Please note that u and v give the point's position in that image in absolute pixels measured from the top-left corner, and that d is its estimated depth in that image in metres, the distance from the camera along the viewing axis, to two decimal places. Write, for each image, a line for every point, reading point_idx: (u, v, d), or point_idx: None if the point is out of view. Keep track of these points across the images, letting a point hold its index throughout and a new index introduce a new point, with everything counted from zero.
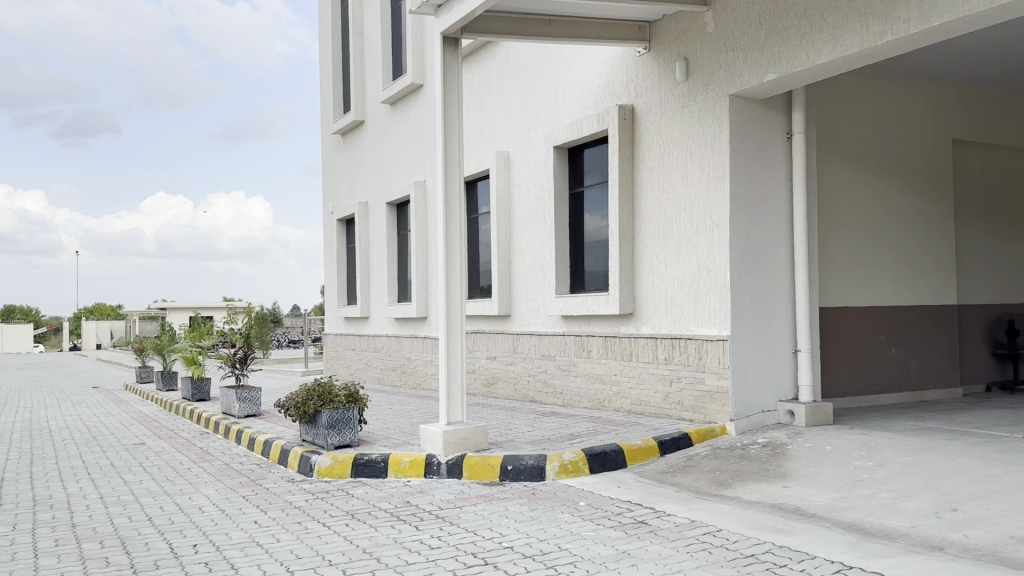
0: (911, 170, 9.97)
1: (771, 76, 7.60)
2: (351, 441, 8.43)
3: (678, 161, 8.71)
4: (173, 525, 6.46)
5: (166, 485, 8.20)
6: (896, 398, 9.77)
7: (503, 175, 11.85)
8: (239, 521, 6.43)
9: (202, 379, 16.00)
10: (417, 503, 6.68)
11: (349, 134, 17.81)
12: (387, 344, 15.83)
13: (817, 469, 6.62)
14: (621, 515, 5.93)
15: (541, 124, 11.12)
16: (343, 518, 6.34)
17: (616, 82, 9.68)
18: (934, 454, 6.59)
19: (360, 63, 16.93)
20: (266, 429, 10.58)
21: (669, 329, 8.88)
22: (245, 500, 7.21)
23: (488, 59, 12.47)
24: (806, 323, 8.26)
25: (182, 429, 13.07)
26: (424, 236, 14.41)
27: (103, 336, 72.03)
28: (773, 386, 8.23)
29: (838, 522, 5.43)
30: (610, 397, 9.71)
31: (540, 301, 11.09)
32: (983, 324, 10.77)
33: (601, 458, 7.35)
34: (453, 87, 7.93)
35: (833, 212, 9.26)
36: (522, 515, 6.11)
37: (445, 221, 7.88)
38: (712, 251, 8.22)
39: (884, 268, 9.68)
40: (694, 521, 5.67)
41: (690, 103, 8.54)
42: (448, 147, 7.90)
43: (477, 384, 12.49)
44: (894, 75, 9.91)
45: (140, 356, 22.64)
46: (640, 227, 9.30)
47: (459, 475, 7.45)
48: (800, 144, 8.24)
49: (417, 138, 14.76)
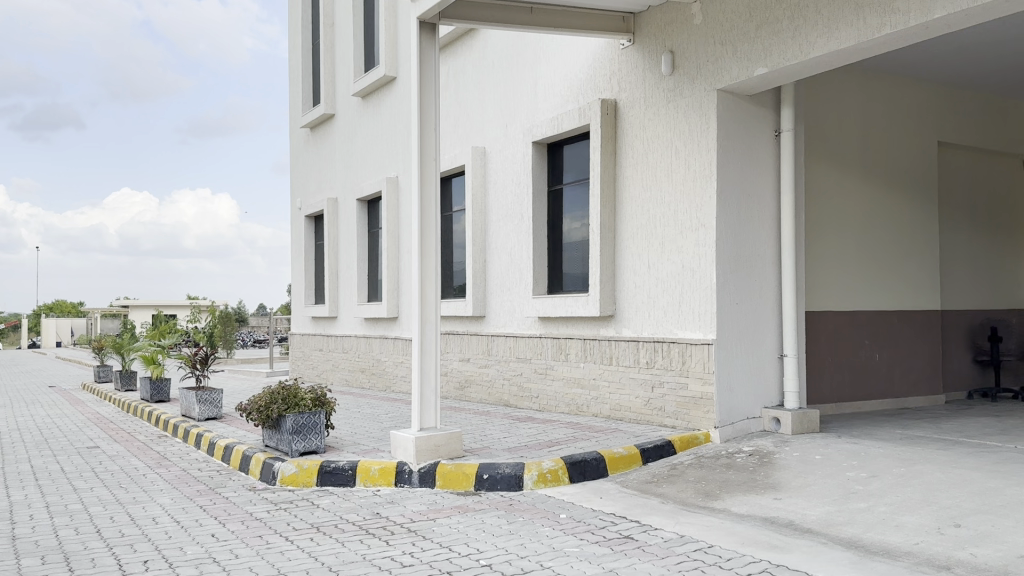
0: (895, 172, 9.77)
1: (761, 70, 7.31)
2: (317, 447, 8.00)
3: (662, 157, 8.41)
4: (122, 538, 5.98)
5: (118, 492, 7.70)
6: (880, 405, 9.56)
7: (479, 171, 11.48)
8: (195, 535, 5.97)
9: (162, 380, 15.42)
10: (387, 515, 6.27)
11: (319, 128, 17.30)
12: (356, 344, 15.36)
13: (809, 480, 6.33)
14: (605, 530, 5.57)
15: (519, 119, 10.77)
16: (308, 531, 5.91)
17: (599, 76, 9.34)
18: (929, 465, 6.34)
19: (331, 55, 16.45)
20: (228, 433, 10.09)
21: (652, 332, 8.56)
22: (203, 510, 6.74)
23: (466, 51, 12.09)
24: (794, 327, 7.98)
25: (139, 432, 12.51)
26: (395, 234, 13.99)
27: (63, 334, 70.35)
28: (758, 392, 7.95)
29: (836, 538, 5.13)
30: (589, 402, 9.38)
31: (516, 302, 10.75)
32: (965, 330, 10.62)
33: (581, 467, 7.01)
34: (429, 77, 7.56)
35: (819, 213, 9.03)
36: (500, 529, 5.73)
37: (419, 217, 7.49)
38: (698, 252, 7.92)
39: (868, 272, 9.46)
40: (684, 536, 5.32)
41: (676, 98, 8.24)
42: (424, 138, 7.51)
43: (449, 387, 12.09)
44: (881, 75, 9.71)
45: (99, 354, 21.89)
46: (622, 225, 8.98)
47: (431, 484, 7.07)
48: (788, 142, 7.99)
49: (390, 132, 14.32)
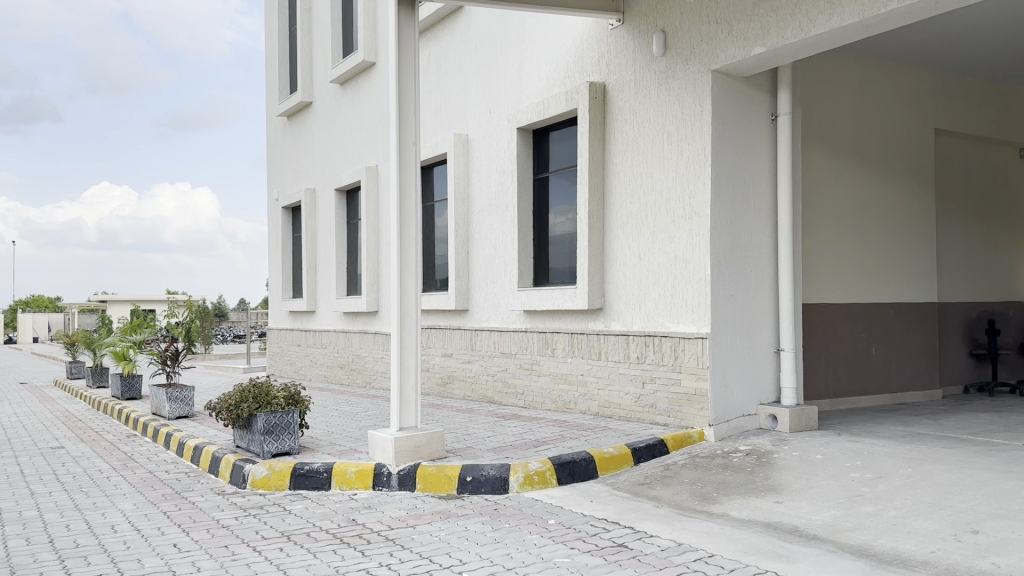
0: (893, 159, 9.45)
1: (759, 49, 6.95)
2: (290, 448, 7.57)
3: (654, 143, 8.02)
4: (77, 549, 5.52)
5: (78, 497, 7.22)
6: (876, 400, 9.26)
7: (462, 160, 11.06)
8: (155, 545, 5.53)
9: (133, 376, 14.91)
10: (363, 521, 5.87)
11: (296, 116, 16.80)
12: (335, 340, 14.91)
13: (811, 481, 5.98)
14: (597, 537, 5.19)
15: (503, 104, 10.37)
16: (277, 541, 5.49)
17: (586, 58, 8.96)
18: (937, 465, 6.01)
19: (308, 41, 15.96)
20: (198, 433, 9.61)
21: (643, 325, 8.19)
22: (166, 517, 6.31)
23: (448, 34, 11.65)
24: (792, 320, 7.63)
25: (107, 431, 11.99)
26: (375, 225, 13.55)
27: (40, 329, 69.27)
28: (753, 388, 7.60)
29: (845, 545, 4.77)
30: (576, 399, 9.00)
31: (499, 294, 10.37)
32: (961, 323, 10.34)
33: (570, 468, 6.64)
34: (408, 56, 7.15)
35: (814, 202, 8.70)
36: (485, 537, 5.33)
37: (398, 203, 7.06)
38: (691, 241, 7.54)
39: (863, 262, 9.14)
40: (682, 544, 4.95)
41: (668, 80, 7.86)
42: (403, 122, 7.09)
43: (431, 383, 11.68)
44: (876, 59, 9.39)
45: (72, 349, 21.28)
46: (611, 214, 8.60)
47: (411, 487, 6.67)
48: (785, 127, 7.63)
49: (370, 119, 13.86)
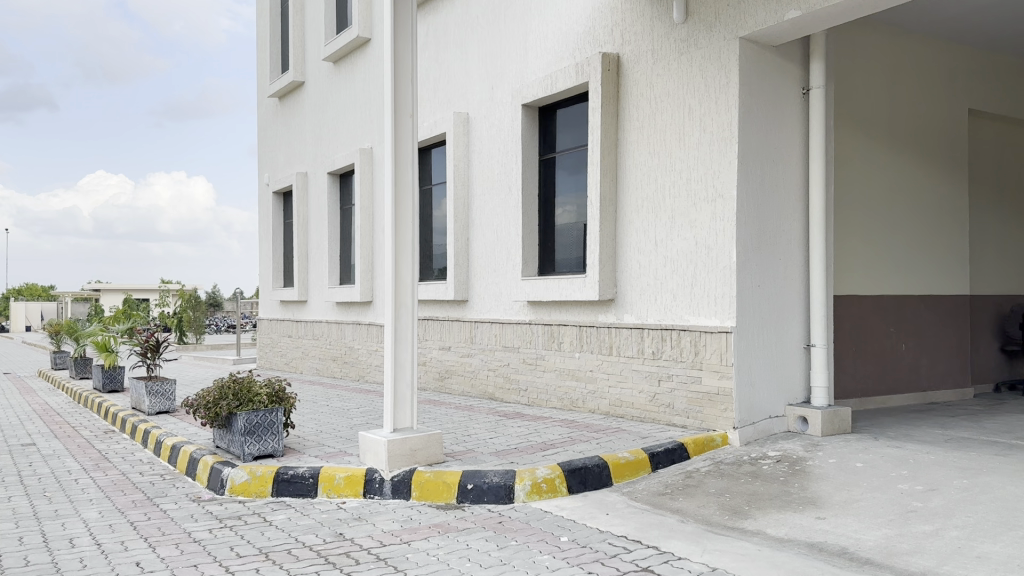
0: (924, 141, 8.79)
1: (793, 13, 6.27)
2: (273, 450, 6.92)
3: (674, 118, 7.35)
4: (26, 569, 4.85)
5: (39, 504, 6.55)
6: (905, 399, 8.63)
7: (461, 140, 10.39)
8: (115, 564, 4.86)
9: (116, 368, 14.21)
10: (352, 536, 5.22)
11: (287, 98, 16.09)
12: (327, 331, 14.26)
13: (853, 494, 5.33)
14: (617, 560, 4.54)
15: (507, 80, 9.69)
16: (253, 561, 4.82)
17: (599, 28, 8.28)
18: (995, 476, 5.38)
19: (301, 18, 15.23)
20: (178, 430, 8.98)
21: (659, 318, 7.54)
22: (133, 528, 5.66)
23: (448, 7, 10.96)
24: (823, 314, 7.01)
25: (84, 426, 11.35)
26: (370, 210, 12.88)
27: (32, 317, 68.47)
28: (782, 387, 6.98)
29: (905, 572, 4.12)
30: (585, 397, 8.36)
31: (501, 284, 9.72)
32: (993, 320, 9.71)
33: (581, 475, 5.99)
34: (405, 17, 6.40)
35: (843, 186, 8.04)
36: (488, 558, 4.68)
37: (393, 180, 6.35)
38: (715, 227, 6.88)
39: (893, 251, 8.49)
40: (716, 570, 4.30)
41: (690, 50, 7.18)
42: (399, 90, 6.37)
43: (427, 378, 11.02)
44: (909, 32, 8.71)
45: (56, 339, 20.58)
46: (625, 198, 7.94)
47: (405, 495, 6.02)
48: (819, 101, 6.98)
49: (365, 97, 13.16)
